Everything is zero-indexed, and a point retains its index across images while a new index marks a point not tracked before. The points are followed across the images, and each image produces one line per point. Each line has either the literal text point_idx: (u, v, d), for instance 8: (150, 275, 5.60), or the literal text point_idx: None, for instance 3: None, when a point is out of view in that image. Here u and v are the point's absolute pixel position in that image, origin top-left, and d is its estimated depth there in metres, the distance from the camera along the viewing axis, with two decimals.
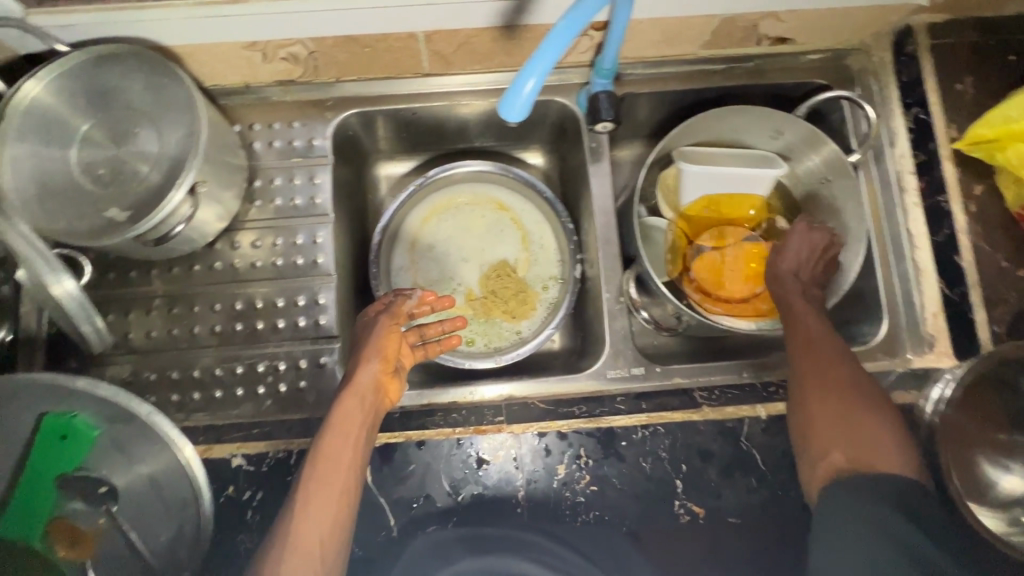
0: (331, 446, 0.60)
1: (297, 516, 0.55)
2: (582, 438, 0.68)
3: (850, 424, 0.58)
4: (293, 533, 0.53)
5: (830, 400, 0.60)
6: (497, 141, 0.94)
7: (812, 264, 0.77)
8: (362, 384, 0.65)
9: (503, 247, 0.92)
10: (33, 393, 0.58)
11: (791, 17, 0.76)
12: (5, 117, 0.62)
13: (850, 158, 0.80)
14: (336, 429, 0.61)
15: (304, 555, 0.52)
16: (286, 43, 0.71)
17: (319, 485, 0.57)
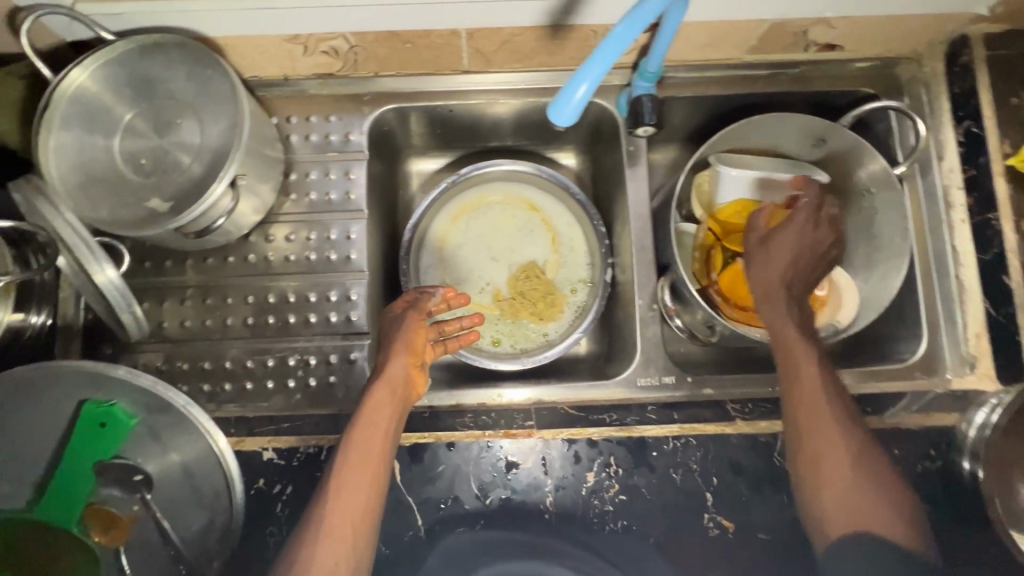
0: (359, 441, 0.60)
1: (327, 508, 0.56)
2: (612, 446, 0.68)
3: (859, 486, 0.58)
4: (323, 524, 0.55)
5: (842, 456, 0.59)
6: (530, 141, 0.93)
7: (805, 268, 0.69)
8: (395, 378, 0.64)
9: (532, 247, 0.91)
10: (73, 380, 0.58)
11: (842, 23, 0.74)
12: (51, 104, 0.63)
13: (896, 170, 0.78)
14: (365, 423, 0.61)
15: (335, 546, 0.54)
16: (328, 36, 0.71)
17: (346, 477, 0.57)
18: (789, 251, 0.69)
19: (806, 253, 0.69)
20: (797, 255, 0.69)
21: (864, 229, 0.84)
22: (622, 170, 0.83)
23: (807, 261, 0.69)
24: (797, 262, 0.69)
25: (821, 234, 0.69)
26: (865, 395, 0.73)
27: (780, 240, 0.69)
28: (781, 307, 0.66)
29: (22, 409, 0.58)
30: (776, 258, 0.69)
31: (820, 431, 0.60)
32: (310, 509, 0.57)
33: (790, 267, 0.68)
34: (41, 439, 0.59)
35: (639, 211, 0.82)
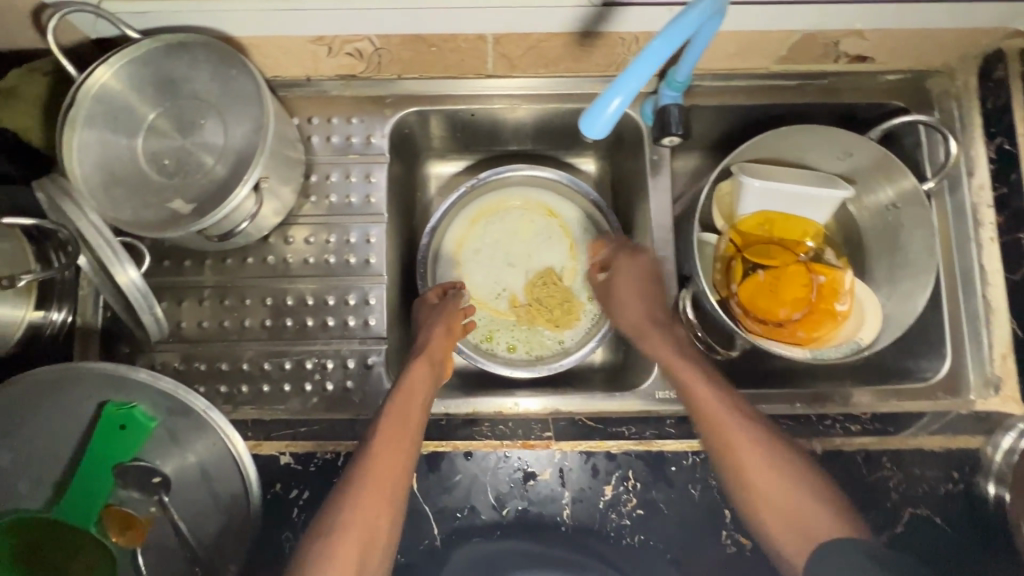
0: (399, 405, 0.64)
1: (368, 464, 0.59)
2: (631, 460, 0.67)
3: (782, 490, 0.59)
4: (366, 477, 0.58)
5: (757, 463, 0.60)
6: (549, 146, 0.92)
7: (649, 294, 0.74)
8: (434, 354, 0.70)
9: (550, 254, 0.91)
10: (93, 380, 0.58)
11: (876, 35, 0.73)
12: (75, 102, 0.62)
13: (925, 186, 0.76)
14: (405, 390, 0.65)
15: (374, 497, 0.57)
16: (353, 39, 0.70)
17: (385, 436, 0.61)
18: (630, 287, 0.75)
19: (643, 280, 0.75)
20: (643, 284, 0.75)
21: (888, 244, 0.83)
22: (645, 178, 0.82)
23: (652, 290, 0.75)
24: (637, 292, 0.75)
25: (640, 260, 0.76)
26: (887, 413, 0.72)
27: (617, 281, 0.76)
28: (654, 338, 0.71)
29: (43, 408, 0.58)
30: (624, 297, 0.75)
31: (731, 447, 0.61)
32: (351, 464, 0.60)
33: (645, 297, 0.74)
34: (61, 439, 0.59)
35: (661, 221, 0.81)
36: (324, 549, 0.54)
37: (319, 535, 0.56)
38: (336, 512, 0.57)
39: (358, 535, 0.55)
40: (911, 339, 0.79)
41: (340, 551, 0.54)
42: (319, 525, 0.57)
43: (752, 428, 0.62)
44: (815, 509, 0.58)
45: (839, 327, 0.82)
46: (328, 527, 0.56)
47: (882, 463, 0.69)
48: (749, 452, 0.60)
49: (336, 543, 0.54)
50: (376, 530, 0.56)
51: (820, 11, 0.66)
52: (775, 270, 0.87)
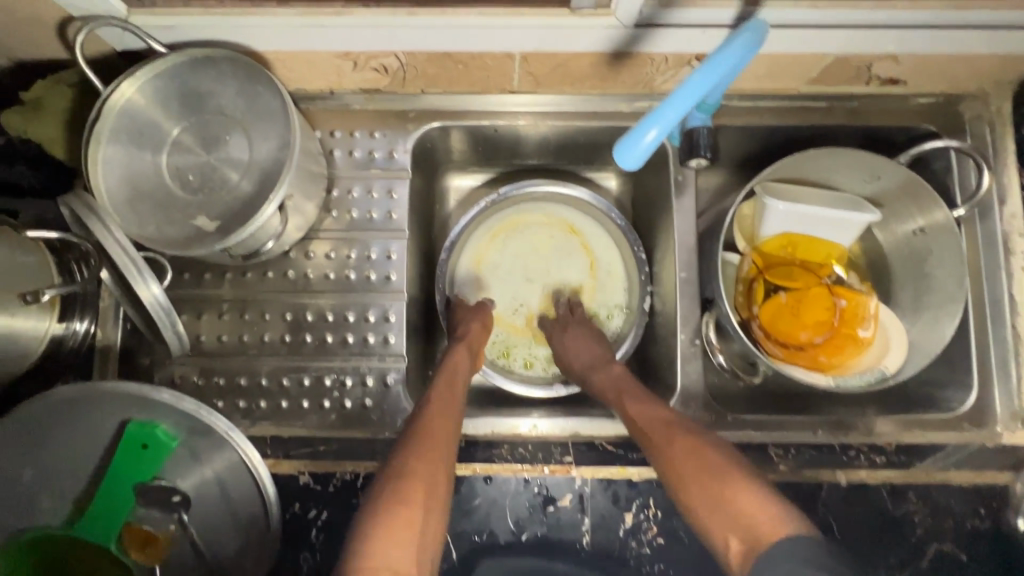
0: (446, 383, 0.69)
1: (425, 425, 0.62)
2: (652, 487, 0.67)
3: (711, 488, 0.56)
4: (427, 432, 0.61)
5: (688, 463, 0.59)
6: (565, 162, 0.91)
7: (592, 345, 0.79)
8: (473, 343, 0.77)
9: (569, 270, 0.90)
10: (116, 399, 0.58)
11: (910, 60, 0.71)
12: (101, 117, 0.61)
13: (956, 213, 0.75)
14: (451, 371, 0.71)
15: (430, 445, 0.60)
16: (380, 55, 0.69)
17: (438, 403, 0.66)
18: (573, 343, 0.80)
19: (585, 335, 0.81)
20: (587, 339, 0.80)
21: (915, 270, 0.81)
22: (669, 199, 0.81)
23: (592, 340, 0.80)
24: (584, 343, 0.80)
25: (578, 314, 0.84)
26: (910, 444, 0.72)
27: (563, 340, 0.81)
28: (599, 375, 0.74)
29: (67, 425, 0.58)
30: (569, 352, 0.80)
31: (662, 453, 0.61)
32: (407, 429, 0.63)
33: (587, 347, 0.79)
34: (83, 457, 0.59)
35: (685, 243, 0.80)
36: (392, 492, 0.55)
37: (382, 485, 0.57)
38: (399, 463, 0.58)
39: (423, 481, 0.57)
40: (936, 367, 0.78)
41: (409, 492, 0.55)
42: (383, 476, 0.58)
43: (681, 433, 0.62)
44: (749, 503, 0.53)
45: (862, 352, 0.81)
46: (393, 475, 0.57)
47: (908, 498, 0.70)
48: (679, 454, 0.60)
49: (404, 487, 0.56)
50: (436, 480, 0.58)
51: (854, 35, 0.65)
52: (798, 291, 0.86)
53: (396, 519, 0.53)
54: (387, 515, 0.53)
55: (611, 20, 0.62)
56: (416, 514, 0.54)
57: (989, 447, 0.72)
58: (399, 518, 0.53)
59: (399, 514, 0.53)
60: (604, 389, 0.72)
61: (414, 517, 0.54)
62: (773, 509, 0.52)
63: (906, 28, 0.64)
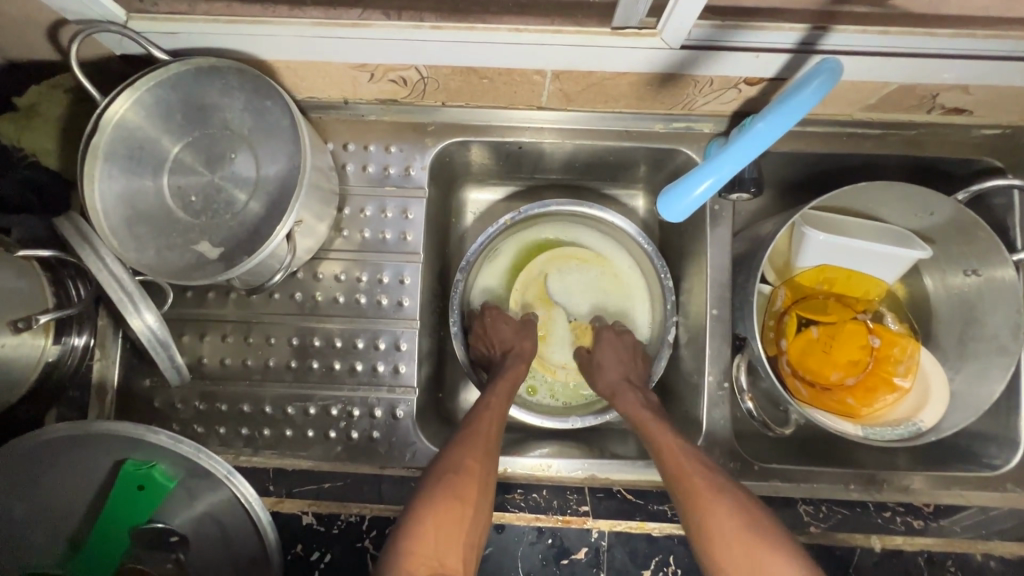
0: (502, 388, 0.70)
1: (477, 427, 0.64)
2: (673, 544, 0.63)
3: (743, 546, 0.54)
4: (478, 434, 0.63)
5: (723, 513, 0.56)
6: (581, 178, 0.85)
7: (631, 363, 0.75)
8: (524, 353, 0.76)
9: (598, 301, 0.84)
10: (111, 440, 0.54)
11: (981, 91, 0.64)
12: (97, 132, 0.57)
13: (1016, 257, 0.68)
14: (509, 376, 0.72)
15: (481, 455, 0.61)
16: (399, 67, 0.63)
17: (493, 407, 0.67)
18: (613, 352, 0.76)
19: (630, 350, 0.77)
20: (625, 357, 0.76)
21: (963, 314, 0.75)
22: (702, 229, 0.76)
23: (631, 358, 0.76)
24: (624, 358, 0.76)
25: (625, 337, 0.78)
26: (946, 504, 0.68)
27: (603, 346, 0.77)
28: (626, 396, 0.71)
29: (59, 462, 0.55)
30: (606, 359, 0.75)
31: (692, 498, 0.57)
32: (463, 427, 0.65)
33: (621, 364, 0.75)
34: (79, 495, 0.56)
35: (718, 277, 0.75)
36: (443, 488, 0.57)
37: (435, 479, 0.58)
38: (454, 458, 0.60)
39: (476, 480, 0.58)
40: (980, 421, 0.73)
41: (463, 490, 0.57)
42: (437, 470, 0.59)
43: (715, 477, 0.59)
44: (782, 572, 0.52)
45: (896, 400, 0.75)
46: (447, 470, 0.59)
47: (946, 567, 0.65)
48: (712, 502, 0.56)
49: (458, 484, 0.58)
50: (486, 481, 0.59)
51: (925, 65, 0.58)
52: (832, 327, 0.80)
53: (444, 514, 0.55)
54: (438, 508, 0.56)
55: (656, 41, 0.55)
56: (466, 511, 0.57)
57: None
58: (449, 514, 0.55)
59: (447, 510, 0.56)
60: (632, 412, 0.69)
61: (461, 516, 0.56)
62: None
63: (988, 59, 0.57)
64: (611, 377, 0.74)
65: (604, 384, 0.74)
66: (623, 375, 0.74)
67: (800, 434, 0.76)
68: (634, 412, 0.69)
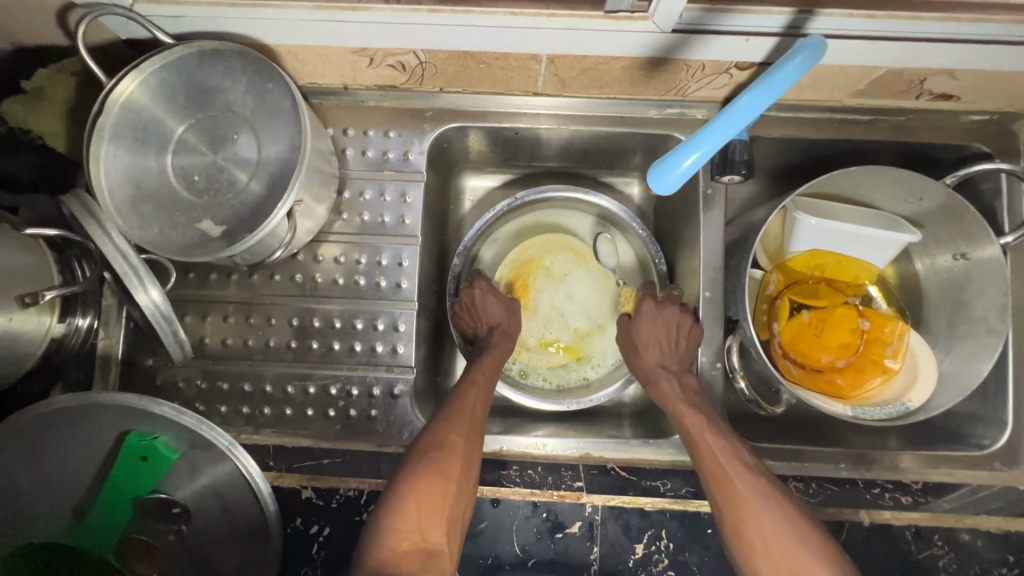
0: (489, 364, 0.71)
1: (462, 404, 0.65)
2: (665, 518, 0.64)
3: (780, 550, 0.55)
4: (462, 410, 0.64)
5: (762, 519, 0.56)
6: (577, 165, 0.87)
7: (679, 343, 0.73)
8: (508, 327, 0.77)
9: (583, 283, 0.86)
10: (116, 411, 0.56)
11: (967, 76, 0.65)
12: (103, 112, 0.58)
13: (1002, 240, 0.70)
14: (496, 353, 0.73)
15: (466, 433, 0.62)
16: (398, 52, 0.64)
17: (481, 383, 0.68)
18: (651, 329, 0.74)
19: (677, 327, 0.73)
20: (665, 331, 0.74)
21: (951, 297, 0.77)
22: (695, 213, 0.77)
23: (672, 336, 0.73)
24: (669, 335, 0.73)
25: (667, 310, 0.75)
26: (935, 482, 0.69)
27: (643, 322, 0.75)
28: (663, 384, 0.69)
29: (62, 434, 0.56)
30: (646, 339, 0.74)
31: (732, 504, 0.58)
32: (450, 402, 0.65)
33: (660, 345, 0.73)
34: (83, 466, 0.58)
35: (711, 260, 0.76)
36: (426, 464, 0.59)
37: (420, 455, 0.60)
38: (439, 434, 0.61)
39: (460, 457, 0.60)
40: (968, 402, 0.74)
41: (448, 466, 0.59)
42: (423, 445, 0.61)
43: (756, 481, 0.59)
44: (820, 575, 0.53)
45: (886, 382, 0.76)
46: (431, 446, 0.60)
47: (934, 541, 0.66)
48: (753, 510, 0.57)
49: (443, 460, 0.59)
50: (471, 457, 0.61)
51: (912, 48, 0.60)
52: (823, 310, 0.81)
53: (429, 491, 0.57)
54: (422, 485, 0.57)
55: (648, 24, 0.56)
56: (449, 487, 0.58)
57: (1018, 488, 0.70)
58: (433, 490, 0.57)
59: (430, 487, 0.57)
60: (665, 399, 0.68)
61: (444, 491, 0.58)
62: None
63: (973, 42, 0.58)
64: (647, 359, 0.73)
65: (640, 365, 0.74)
66: (660, 357, 0.72)
67: (792, 415, 0.77)
68: (668, 397, 0.68)
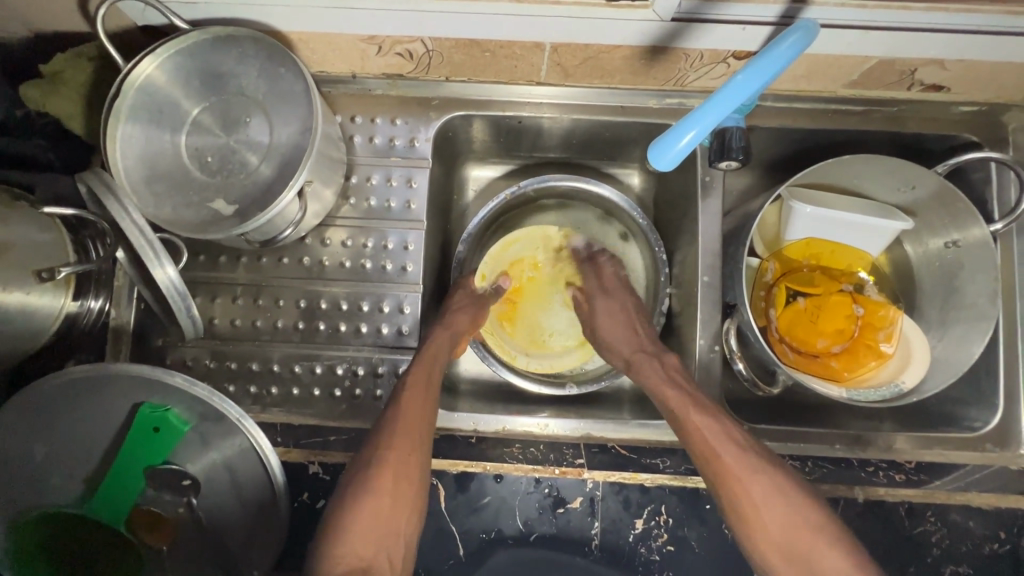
0: (421, 371, 0.68)
1: (395, 413, 0.63)
2: (665, 494, 0.66)
3: (775, 523, 0.57)
4: (394, 420, 0.62)
5: (755, 496, 0.58)
6: (579, 156, 0.89)
7: (638, 331, 0.77)
8: (457, 330, 0.74)
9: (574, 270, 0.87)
10: (129, 382, 0.57)
11: (957, 66, 0.68)
12: (120, 95, 0.60)
13: (992, 228, 0.72)
14: (427, 358, 0.69)
15: (406, 437, 0.61)
16: (405, 40, 0.66)
17: (413, 386, 0.65)
18: (614, 320, 0.79)
19: (632, 314, 0.79)
20: (623, 320, 0.78)
21: (943, 284, 0.79)
22: (694, 200, 0.79)
23: (634, 323, 0.78)
24: (630, 323, 0.78)
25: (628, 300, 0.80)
26: (929, 462, 0.71)
27: (606, 311, 0.80)
28: (642, 366, 0.71)
29: (78, 406, 0.58)
30: (612, 332, 0.78)
31: (726, 484, 0.59)
32: (386, 412, 0.64)
33: (629, 335, 0.76)
34: (96, 439, 0.59)
35: (710, 247, 0.78)
36: (358, 489, 0.59)
37: (351, 478, 0.60)
38: (370, 452, 0.61)
39: (390, 472, 0.59)
40: (960, 385, 0.76)
41: (376, 486, 0.58)
42: (356, 465, 0.61)
43: (749, 457, 0.60)
44: (816, 539, 0.56)
45: (879, 366, 0.78)
46: (362, 466, 0.60)
47: (925, 517, 0.68)
48: (745, 487, 0.59)
49: (373, 481, 0.59)
50: (404, 470, 0.60)
51: (903, 38, 0.62)
52: (817, 297, 0.83)
53: (364, 513, 0.57)
54: (355, 508, 0.58)
55: (648, 12, 0.58)
56: (382, 503, 0.58)
57: (1009, 469, 0.71)
58: (367, 510, 0.58)
59: (369, 510, 0.58)
60: (650, 381, 0.69)
61: (378, 507, 0.58)
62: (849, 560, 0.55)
63: (962, 33, 0.60)
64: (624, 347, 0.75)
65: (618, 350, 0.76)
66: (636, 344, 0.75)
67: (788, 397, 0.79)
68: (652, 384, 0.69)
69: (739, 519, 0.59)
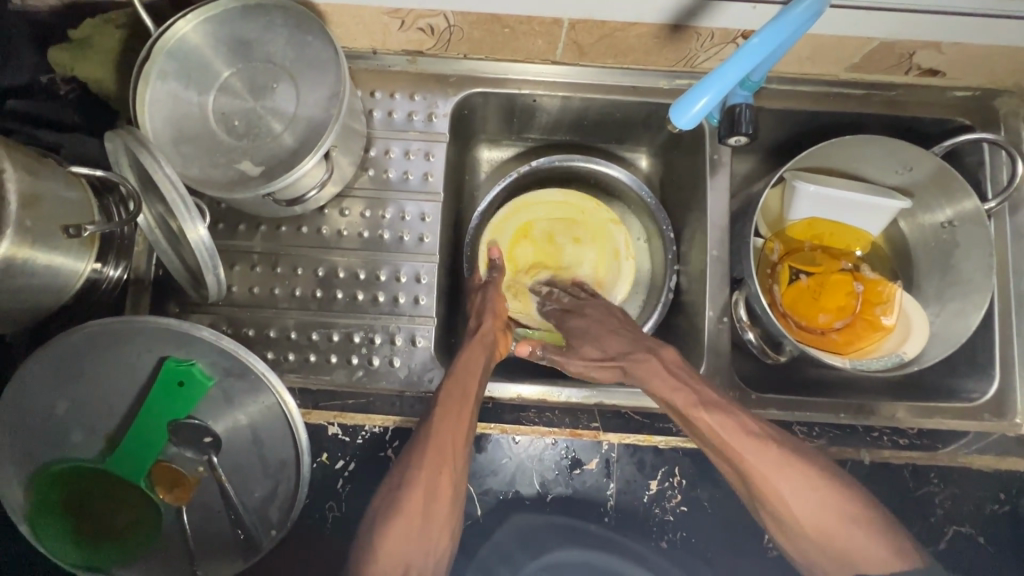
0: (455, 386, 0.65)
1: (430, 432, 0.62)
2: (678, 456, 0.67)
3: (818, 520, 0.58)
4: (427, 439, 0.61)
5: (799, 495, 0.59)
6: (589, 137, 0.91)
7: (622, 335, 0.72)
8: (487, 335, 0.72)
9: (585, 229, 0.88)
10: (156, 335, 0.58)
11: (952, 50, 0.72)
12: (152, 55, 0.62)
13: (987, 206, 0.75)
14: (458, 373, 0.66)
15: (439, 456, 0.60)
16: (428, 14, 0.69)
17: (445, 402, 0.63)
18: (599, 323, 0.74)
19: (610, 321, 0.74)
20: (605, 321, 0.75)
21: (938, 262, 0.82)
22: (702, 178, 0.82)
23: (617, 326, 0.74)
24: (611, 330, 0.73)
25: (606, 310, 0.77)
26: (930, 428, 0.74)
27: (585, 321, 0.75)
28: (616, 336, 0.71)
29: (101, 360, 0.58)
30: (593, 341, 0.72)
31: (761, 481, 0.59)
32: (420, 428, 0.63)
33: (613, 336, 0.72)
34: (118, 395, 0.59)
35: (718, 222, 0.80)
36: (393, 505, 0.59)
37: (388, 498, 0.60)
38: (403, 470, 0.61)
39: (421, 491, 0.59)
40: (958, 357, 0.79)
41: (406, 506, 0.59)
42: (392, 481, 0.61)
43: (780, 452, 0.60)
44: (858, 532, 0.57)
45: (880, 338, 0.81)
46: (396, 486, 0.61)
47: (929, 478, 0.70)
48: (783, 483, 0.59)
49: (403, 499, 0.59)
50: (437, 488, 0.60)
51: (904, 19, 0.65)
52: (819, 274, 0.85)
53: (404, 532, 0.58)
54: (390, 526, 0.58)
55: None
56: (417, 524, 0.58)
57: (1009, 436, 0.74)
58: (399, 526, 0.58)
59: (408, 531, 0.58)
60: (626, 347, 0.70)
61: (419, 529, 0.58)
62: (875, 541, 0.56)
63: (961, 15, 0.64)
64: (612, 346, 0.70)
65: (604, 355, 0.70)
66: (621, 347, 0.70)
67: (794, 370, 0.81)
68: (636, 349, 0.69)
69: (779, 513, 0.60)
